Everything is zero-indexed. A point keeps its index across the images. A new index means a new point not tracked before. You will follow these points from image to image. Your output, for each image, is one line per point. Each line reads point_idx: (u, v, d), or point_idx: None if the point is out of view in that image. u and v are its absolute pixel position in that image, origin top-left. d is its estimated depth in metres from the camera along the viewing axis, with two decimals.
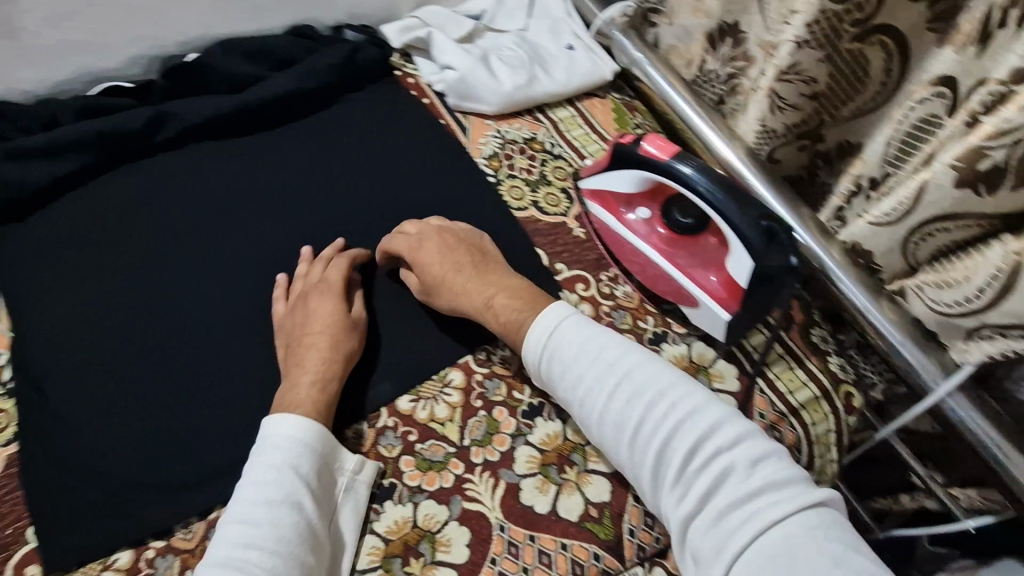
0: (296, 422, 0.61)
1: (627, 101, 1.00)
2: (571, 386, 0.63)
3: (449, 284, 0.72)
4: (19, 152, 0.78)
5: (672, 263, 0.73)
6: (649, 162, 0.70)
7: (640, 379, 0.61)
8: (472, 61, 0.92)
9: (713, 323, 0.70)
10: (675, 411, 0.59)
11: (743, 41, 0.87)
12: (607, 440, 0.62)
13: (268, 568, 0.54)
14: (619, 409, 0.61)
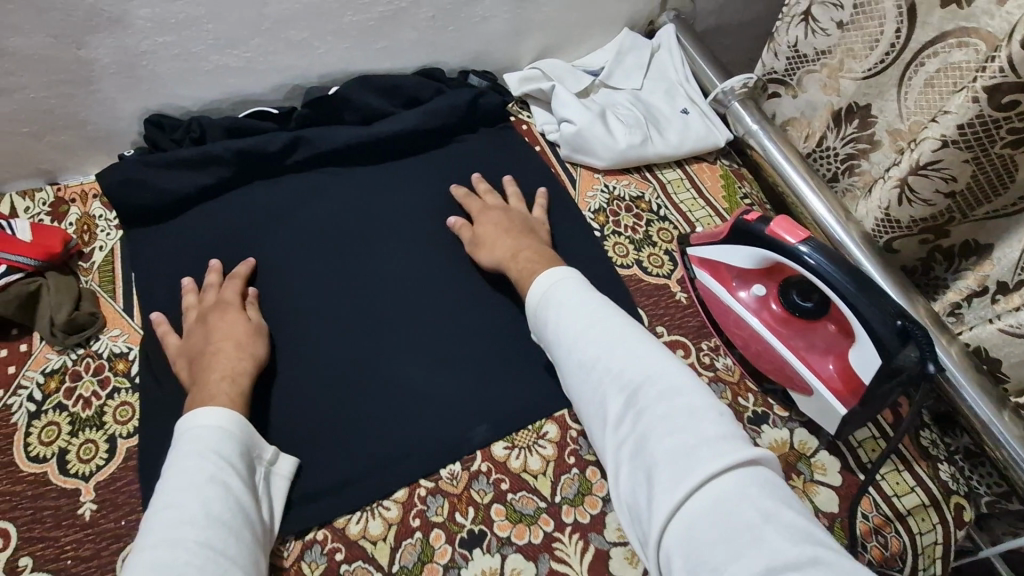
0: (212, 414, 0.61)
1: (735, 169, 1.01)
2: (558, 340, 0.69)
3: (495, 238, 0.81)
4: (171, 161, 0.85)
5: (786, 345, 0.72)
6: (776, 244, 0.69)
7: (627, 339, 0.65)
8: (590, 117, 0.94)
9: (826, 414, 0.69)
10: (639, 369, 0.63)
11: (870, 125, 0.87)
12: (581, 395, 0.66)
13: (206, 542, 0.53)
14: (590, 367, 0.66)
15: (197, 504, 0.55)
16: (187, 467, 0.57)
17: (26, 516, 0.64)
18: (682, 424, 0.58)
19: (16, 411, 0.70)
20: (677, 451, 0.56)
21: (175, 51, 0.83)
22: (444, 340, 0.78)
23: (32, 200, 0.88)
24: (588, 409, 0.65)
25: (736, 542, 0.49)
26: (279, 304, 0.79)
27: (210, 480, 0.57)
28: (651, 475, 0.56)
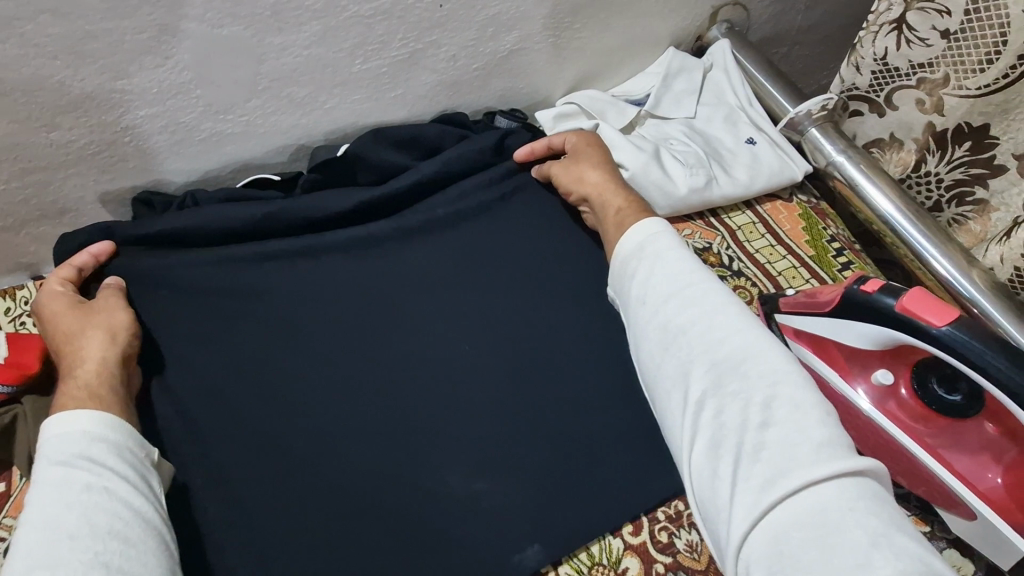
0: (51, 414, 0.52)
1: (815, 205, 0.85)
2: (636, 306, 0.62)
3: (587, 169, 0.76)
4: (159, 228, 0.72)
5: (930, 451, 0.56)
6: (913, 325, 0.54)
7: (717, 305, 0.57)
8: (644, 157, 0.80)
9: (994, 545, 0.53)
10: (742, 346, 0.54)
11: (988, 148, 0.73)
12: (655, 364, 0.58)
13: (94, 559, 0.45)
14: (674, 335, 0.57)
15: (76, 518, 0.47)
16: (49, 481, 0.48)
17: None
18: (787, 420, 0.49)
19: None
20: (774, 447, 0.47)
21: (161, 123, 0.71)
22: (490, 448, 0.64)
23: (13, 299, 0.78)
24: (661, 380, 0.57)
25: (834, 564, 0.41)
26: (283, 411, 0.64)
27: (88, 488, 0.48)
28: (735, 466, 0.48)
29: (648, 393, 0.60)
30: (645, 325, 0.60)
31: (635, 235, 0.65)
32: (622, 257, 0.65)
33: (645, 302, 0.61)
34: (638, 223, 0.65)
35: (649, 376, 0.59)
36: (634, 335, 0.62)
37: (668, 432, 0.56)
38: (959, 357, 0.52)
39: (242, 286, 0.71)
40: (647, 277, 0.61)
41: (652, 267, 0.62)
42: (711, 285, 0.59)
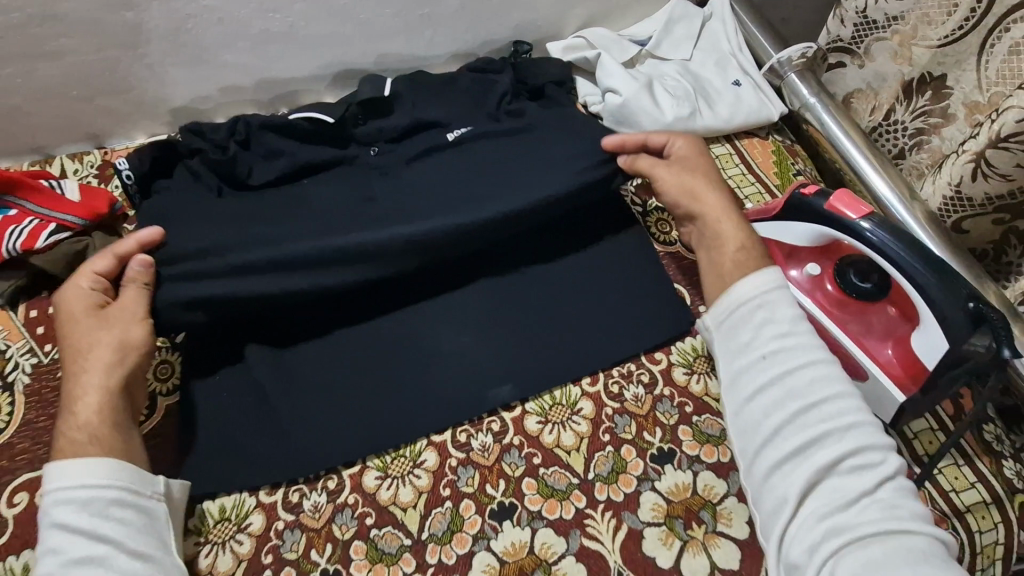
0: (58, 467, 0.54)
1: (788, 145, 0.95)
2: (740, 358, 0.61)
3: (704, 191, 0.71)
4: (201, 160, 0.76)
5: (840, 328, 0.67)
6: (837, 221, 0.64)
7: (833, 378, 0.58)
8: (638, 87, 0.91)
9: (879, 400, 0.65)
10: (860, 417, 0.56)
11: (944, 97, 0.82)
12: (769, 423, 0.57)
13: None
14: (786, 397, 0.58)
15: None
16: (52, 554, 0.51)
17: None
18: (894, 490, 0.54)
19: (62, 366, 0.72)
20: (878, 531, 0.51)
21: (219, 16, 0.82)
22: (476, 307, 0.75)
23: (80, 163, 0.90)
24: (778, 440, 0.56)
25: None
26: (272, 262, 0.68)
27: (83, 562, 0.51)
28: (836, 540, 0.51)
29: (739, 438, 0.60)
30: (765, 383, 0.59)
31: (763, 288, 0.62)
32: (736, 305, 0.63)
33: (772, 363, 0.59)
34: (763, 274, 0.63)
35: (748, 428, 0.59)
36: (735, 385, 0.61)
37: (752, 481, 0.58)
38: (869, 244, 0.62)
39: None
40: (780, 339, 0.60)
41: (784, 331, 0.60)
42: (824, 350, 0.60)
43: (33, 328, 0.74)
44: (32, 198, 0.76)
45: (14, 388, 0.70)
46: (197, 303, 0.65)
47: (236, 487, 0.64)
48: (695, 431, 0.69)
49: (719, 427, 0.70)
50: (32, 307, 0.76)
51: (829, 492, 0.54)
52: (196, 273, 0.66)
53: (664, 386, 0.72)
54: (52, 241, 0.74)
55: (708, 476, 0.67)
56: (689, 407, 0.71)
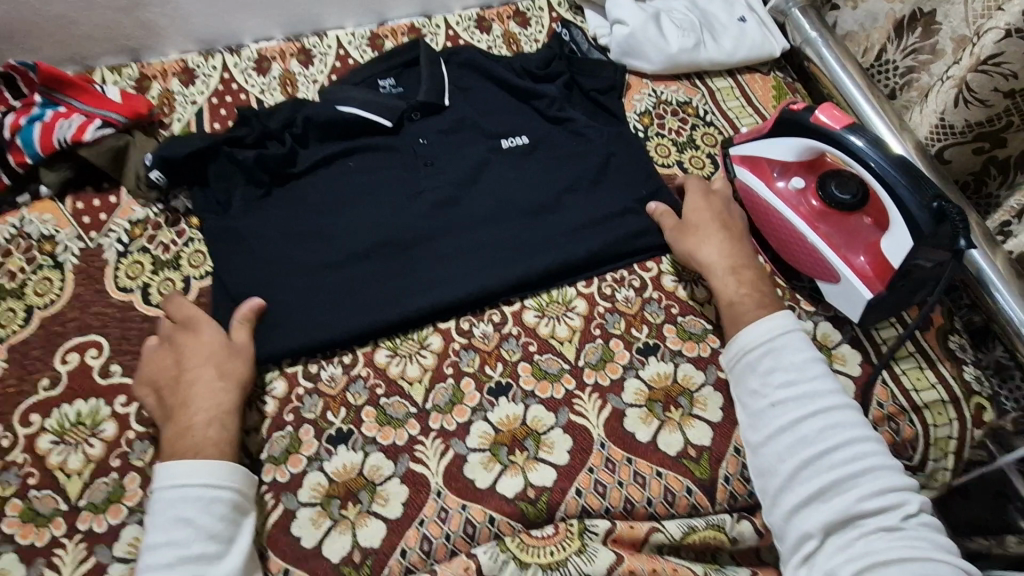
0: (182, 461, 0.58)
1: (789, 82, 0.99)
2: (757, 405, 0.62)
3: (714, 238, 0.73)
4: (258, 161, 0.77)
5: (819, 236, 0.72)
6: (821, 132, 0.69)
7: (848, 425, 0.59)
8: (644, 19, 0.95)
9: (850, 300, 0.71)
10: (875, 455, 0.57)
11: (934, 33, 0.85)
12: (785, 466, 0.59)
13: None
14: (802, 441, 0.59)
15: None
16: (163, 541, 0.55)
17: (116, 334, 0.74)
18: (915, 523, 0.55)
19: (107, 249, 0.80)
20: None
21: None
22: (485, 207, 0.79)
23: (120, 76, 0.97)
24: (796, 482, 0.58)
25: None
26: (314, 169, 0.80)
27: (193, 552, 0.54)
28: None
29: (759, 479, 0.61)
30: (778, 429, 0.60)
31: (772, 336, 0.64)
32: (751, 351, 0.64)
33: (785, 408, 0.61)
34: (772, 322, 0.64)
35: (767, 470, 0.60)
36: (754, 429, 0.63)
37: (772, 514, 0.60)
38: (851, 154, 0.67)
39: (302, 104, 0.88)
40: (789, 386, 0.61)
41: (795, 377, 0.61)
42: (839, 396, 0.61)
43: (79, 218, 0.82)
44: (79, 97, 0.85)
45: (64, 267, 0.79)
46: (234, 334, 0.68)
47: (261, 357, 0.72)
48: (679, 329, 0.75)
49: (701, 326, 0.76)
50: (78, 200, 0.84)
51: (851, 535, 0.55)
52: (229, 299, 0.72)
53: (653, 290, 0.78)
54: (98, 135, 0.83)
55: (688, 367, 0.73)
56: (675, 309, 0.77)
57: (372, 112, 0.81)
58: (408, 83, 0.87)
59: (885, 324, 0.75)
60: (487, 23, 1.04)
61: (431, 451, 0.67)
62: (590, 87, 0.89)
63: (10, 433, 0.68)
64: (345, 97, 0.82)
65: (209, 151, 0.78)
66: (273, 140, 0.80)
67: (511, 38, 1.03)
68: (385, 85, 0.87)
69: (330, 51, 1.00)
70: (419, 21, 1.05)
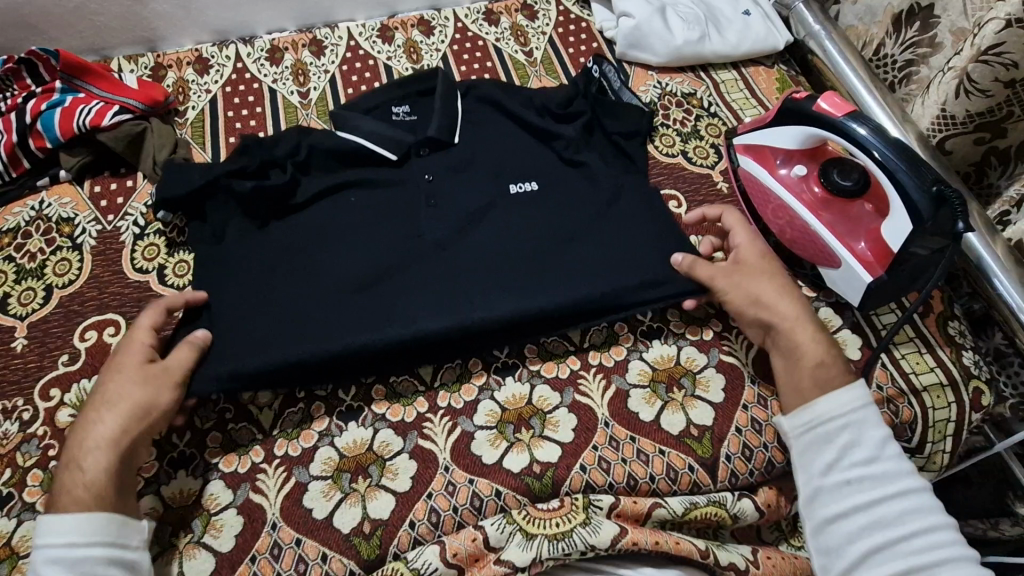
0: (83, 519, 0.54)
1: (792, 74, 1.00)
2: (825, 478, 0.58)
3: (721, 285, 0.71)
4: (258, 195, 0.74)
5: (822, 222, 0.74)
6: (823, 120, 0.71)
7: (924, 511, 0.55)
8: (650, 12, 0.97)
9: (851, 284, 0.72)
10: (954, 544, 0.54)
11: (931, 27, 0.86)
12: (856, 547, 0.55)
13: None
14: (874, 523, 0.55)
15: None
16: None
17: (133, 313, 0.76)
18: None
19: (124, 232, 0.82)
20: None
21: None
22: (493, 239, 0.75)
23: (136, 65, 0.99)
24: (867, 567, 0.54)
25: None
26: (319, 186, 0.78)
27: None
28: None
29: (823, 556, 0.57)
30: (849, 507, 0.56)
31: (850, 409, 0.60)
32: (823, 421, 0.60)
33: (857, 487, 0.57)
34: (850, 393, 0.60)
35: (832, 549, 0.57)
36: (818, 503, 0.58)
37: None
38: (851, 141, 0.68)
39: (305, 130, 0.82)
40: (865, 464, 0.57)
41: (871, 453, 0.58)
42: (915, 479, 0.58)
43: (97, 202, 0.84)
44: (98, 84, 0.88)
45: (82, 249, 0.81)
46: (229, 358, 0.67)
47: None
48: (682, 314, 0.77)
49: (704, 311, 0.77)
50: (96, 184, 0.86)
51: None
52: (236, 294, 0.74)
53: None
54: (115, 121, 0.85)
55: (692, 350, 0.74)
56: None
57: (380, 146, 0.79)
58: (422, 110, 0.85)
59: (885, 310, 0.77)
60: (495, 16, 1.06)
61: (439, 428, 0.69)
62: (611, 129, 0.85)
63: (31, 406, 0.70)
64: (351, 125, 0.81)
65: (208, 186, 0.74)
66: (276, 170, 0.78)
67: (518, 30, 1.05)
68: (398, 117, 0.84)
69: (341, 42, 1.02)
70: (428, 13, 1.07)
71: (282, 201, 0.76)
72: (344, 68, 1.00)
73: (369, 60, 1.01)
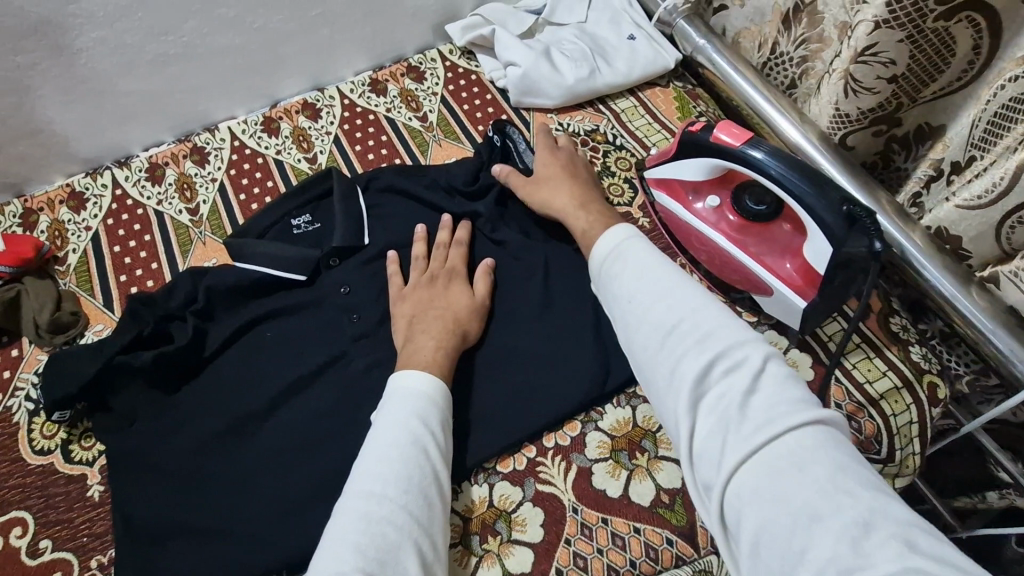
0: (419, 373, 0.65)
1: (689, 90, 0.99)
2: (620, 301, 0.60)
3: None
4: (158, 362, 0.72)
5: (743, 250, 0.72)
6: (722, 151, 0.69)
7: (697, 299, 0.56)
8: (535, 57, 0.94)
9: (787, 310, 0.70)
10: (733, 326, 0.53)
11: (818, 22, 0.83)
12: (647, 352, 0.55)
13: (405, 495, 0.56)
14: (658, 321, 0.55)
15: (385, 467, 0.57)
16: (399, 421, 0.60)
17: (40, 504, 0.68)
18: (771, 379, 0.49)
19: (16, 411, 0.74)
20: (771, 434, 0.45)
21: (111, 43, 0.85)
22: None
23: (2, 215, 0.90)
24: (663, 366, 0.53)
25: (722, 468, 0.45)
26: (231, 326, 0.77)
27: (403, 465, 0.57)
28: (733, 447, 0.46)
29: (638, 374, 0.57)
30: (637, 317, 0.57)
31: (618, 242, 0.63)
32: (603, 259, 0.63)
33: (637, 298, 0.58)
34: (616, 229, 0.65)
35: (642, 362, 0.56)
36: (624, 329, 0.59)
37: (659, 415, 0.54)
38: (758, 171, 0.66)
39: (203, 269, 0.81)
40: (639, 277, 0.59)
41: (644, 269, 0.60)
42: (691, 283, 0.59)
43: None
44: None
45: None
46: (161, 543, 0.65)
47: (200, 498, 0.67)
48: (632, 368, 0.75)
49: None
50: None
51: (718, 403, 0.49)
52: (156, 469, 0.68)
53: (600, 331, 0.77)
54: None
55: (646, 407, 0.72)
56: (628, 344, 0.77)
57: (286, 269, 0.79)
58: (324, 217, 0.86)
59: (828, 320, 0.75)
60: (381, 85, 1.02)
61: None
62: (521, 197, 0.85)
63: None
64: (251, 252, 0.80)
65: (105, 372, 0.71)
66: (177, 320, 0.76)
67: (408, 96, 1.01)
68: (302, 226, 0.85)
69: (224, 145, 0.96)
70: (311, 95, 1.02)
71: (192, 360, 0.75)
72: (232, 172, 0.94)
73: (257, 158, 0.95)
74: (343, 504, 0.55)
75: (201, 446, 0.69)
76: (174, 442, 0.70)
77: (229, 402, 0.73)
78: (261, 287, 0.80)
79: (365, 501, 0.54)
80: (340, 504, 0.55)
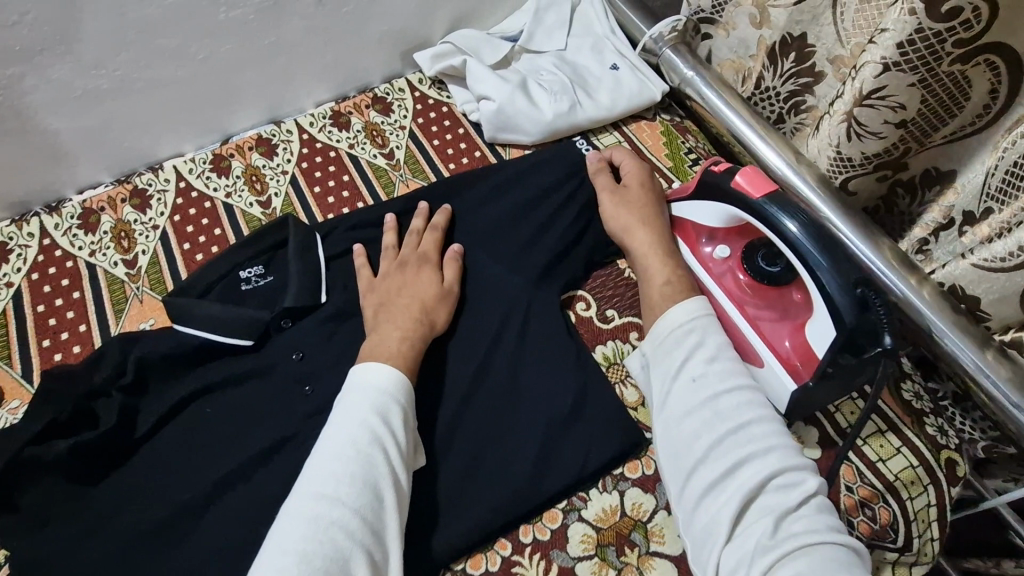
0: (376, 365, 0.60)
1: (677, 122, 0.92)
2: (673, 383, 0.58)
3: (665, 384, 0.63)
4: (76, 451, 0.63)
5: (744, 313, 0.65)
6: (740, 198, 0.62)
7: (755, 402, 0.56)
8: (510, 90, 0.87)
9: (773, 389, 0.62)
10: (785, 437, 0.55)
11: (808, 56, 0.79)
12: (699, 441, 0.55)
13: (358, 502, 0.53)
14: (718, 416, 0.55)
15: (337, 472, 0.54)
16: (353, 422, 0.56)
17: None
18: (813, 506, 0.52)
19: None
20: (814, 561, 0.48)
21: (32, 81, 0.76)
22: None
23: None
24: (712, 463, 0.53)
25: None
26: (163, 403, 0.68)
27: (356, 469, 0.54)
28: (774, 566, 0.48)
29: (671, 460, 0.57)
30: (697, 405, 0.56)
31: (686, 316, 0.61)
32: (669, 332, 0.61)
33: (700, 385, 0.57)
34: (690, 302, 0.62)
35: (680, 450, 0.56)
36: (669, 410, 0.58)
37: (689, 504, 0.54)
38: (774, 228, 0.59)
39: (135, 334, 0.71)
40: (705, 363, 0.58)
41: (711, 355, 0.59)
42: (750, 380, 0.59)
43: None
44: None
45: None
46: None
47: None
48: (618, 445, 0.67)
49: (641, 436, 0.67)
50: None
51: (761, 518, 0.51)
52: None
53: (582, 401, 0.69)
54: None
55: (635, 492, 0.64)
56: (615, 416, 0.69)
57: (228, 335, 0.70)
58: (275, 271, 0.76)
59: None
60: (344, 117, 0.94)
61: None
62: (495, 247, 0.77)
63: None
64: (190, 316, 0.70)
65: (12, 466, 0.62)
66: (102, 398, 0.67)
67: (373, 130, 0.92)
68: (250, 282, 0.75)
69: (168, 186, 0.87)
70: (266, 129, 0.93)
71: (118, 445, 0.65)
72: (176, 218, 0.85)
73: (205, 202, 0.86)
74: (291, 508, 0.53)
75: (123, 551, 0.60)
76: (92, 546, 0.60)
77: (159, 495, 0.63)
78: (201, 355, 0.71)
79: (311, 509, 0.52)
80: (288, 505, 0.53)
